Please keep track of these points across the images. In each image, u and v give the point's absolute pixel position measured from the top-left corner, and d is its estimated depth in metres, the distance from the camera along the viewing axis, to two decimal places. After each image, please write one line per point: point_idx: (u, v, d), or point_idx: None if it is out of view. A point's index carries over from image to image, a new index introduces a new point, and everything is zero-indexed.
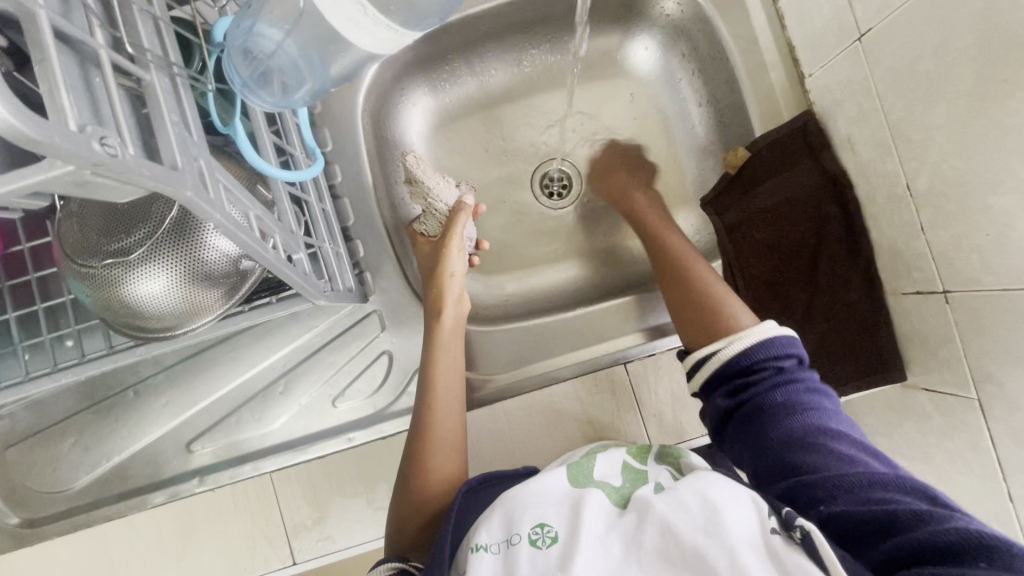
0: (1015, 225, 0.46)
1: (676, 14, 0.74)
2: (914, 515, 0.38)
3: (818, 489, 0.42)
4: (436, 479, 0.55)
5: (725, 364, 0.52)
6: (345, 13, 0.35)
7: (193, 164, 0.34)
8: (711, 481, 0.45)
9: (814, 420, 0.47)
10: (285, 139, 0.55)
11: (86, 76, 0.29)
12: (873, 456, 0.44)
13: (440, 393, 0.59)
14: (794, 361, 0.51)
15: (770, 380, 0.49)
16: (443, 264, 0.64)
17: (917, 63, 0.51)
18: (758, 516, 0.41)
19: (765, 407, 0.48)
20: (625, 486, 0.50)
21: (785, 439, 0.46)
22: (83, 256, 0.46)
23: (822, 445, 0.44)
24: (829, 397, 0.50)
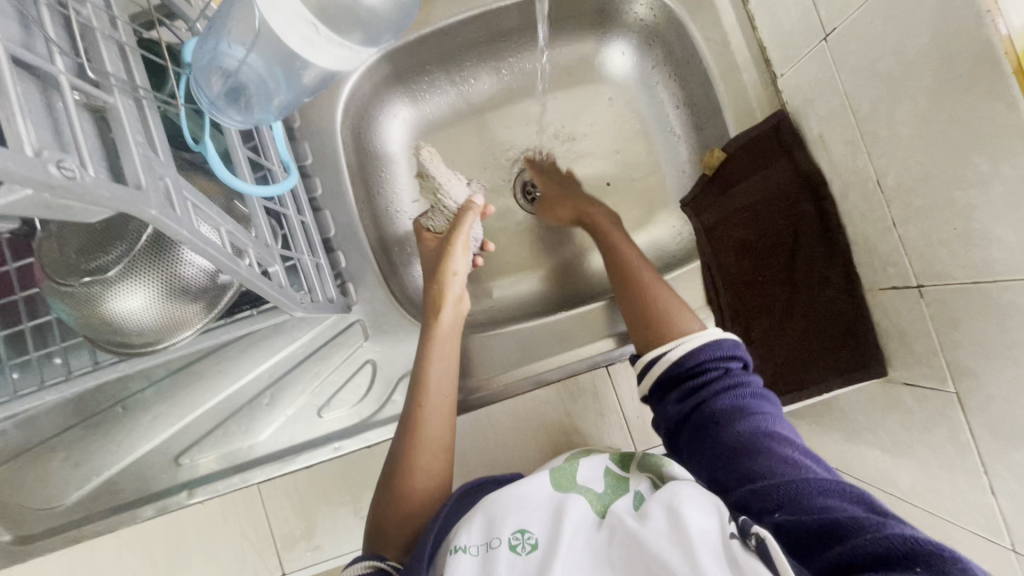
0: (980, 218, 0.46)
1: (649, 18, 0.75)
2: (850, 522, 0.40)
3: (763, 493, 0.44)
4: (419, 478, 0.55)
5: (671, 368, 0.55)
6: (300, 34, 0.37)
7: (159, 183, 0.35)
8: (679, 489, 0.45)
9: (760, 423, 0.49)
10: (262, 154, 0.56)
11: (49, 101, 0.30)
12: (813, 460, 0.47)
13: (432, 390, 0.59)
14: (739, 364, 0.54)
15: (717, 385, 0.52)
16: (445, 262, 0.65)
17: (879, 62, 0.51)
18: (719, 522, 0.42)
19: (714, 412, 0.51)
20: (607, 493, 0.50)
21: (732, 442, 0.49)
22: (62, 275, 0.47)
23: (766, 450, 0.47)
24: (776, 403, 0.53)
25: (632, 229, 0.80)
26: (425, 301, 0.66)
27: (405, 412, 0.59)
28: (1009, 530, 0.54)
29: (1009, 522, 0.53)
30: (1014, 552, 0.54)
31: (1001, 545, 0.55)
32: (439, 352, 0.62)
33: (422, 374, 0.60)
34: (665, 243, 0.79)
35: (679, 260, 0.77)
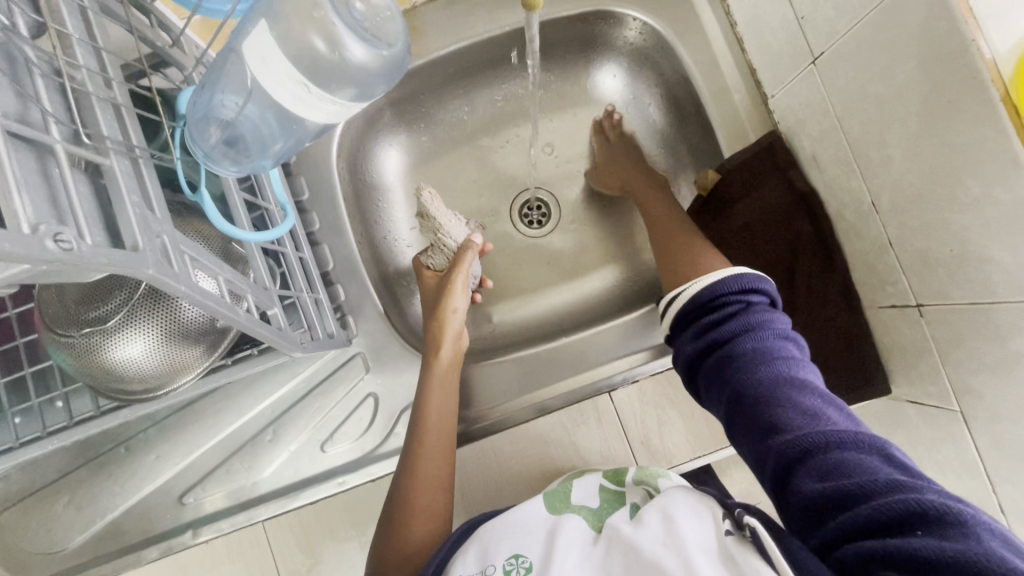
0: (976, 239, 0.46)
1: (638, 42, 0.75)
2: (865, 483, 0.38)
3: (778, 441, 0.43)
4: (419, 517, 0.55)
5: (692, 302, 0.54)
6: (291, 93, 0.36)
7: (155, 242, 0.35)
8: (672, 495, 0.47)
9: (780, 368, 0.47)
10: (260, 195, 0.56)
11: (45, 170, 0.31)
12: (837, 409, 0.44)
13: (432, 426, 0.59)
14: (761, 301, 0.52)
15: (738, 324, 0.50)
16: (445, 301, 0.66)
17: (868, 85, 0.52)
18: (715, 521, 0.44)
19: (733, 352, 0.49)
20: (603, 508, 0.52)
21: (749, 386, 0.46)
22: (62, 326, 0.47)
23: (785, 397, 0.44)
24: (801, 346, 0.50)
25: (629, 250, 0.81)
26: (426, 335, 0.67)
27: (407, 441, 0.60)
28: None
29: None
30: None
31: None
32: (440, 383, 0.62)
33: (423, 405, 0.60)
34: None
35: None
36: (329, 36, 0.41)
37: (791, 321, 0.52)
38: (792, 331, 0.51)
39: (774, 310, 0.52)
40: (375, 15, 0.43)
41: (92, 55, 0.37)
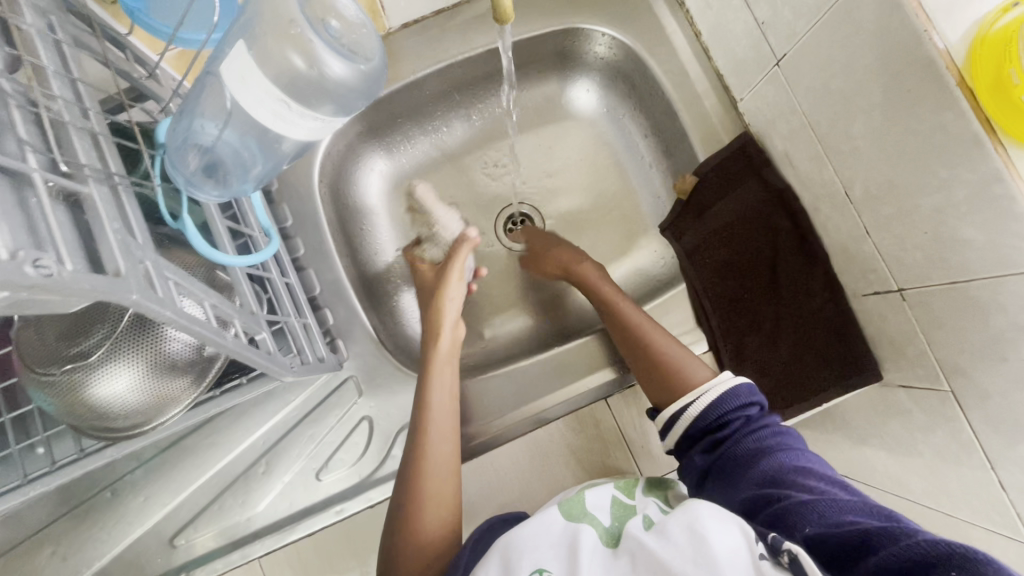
0: (948, 221, 0.47)
1: (608, 56, 0.78)
2: (886, 533, 0.42)
3: (797, 515, 0.47)
4: (430, 506, 0.54)
5: (694, 422, 0.59)
6: (269, 108, 0.37)
7: (138, 267, 0.35)
8: (693, 506, 0.48)
9: (782, 459, 0.53)
10: (242, 221, 0.56)
11: (22, 200, 0.30)
12: (841, 486, 0.49)
13: (437, 413, 0.59)
14: (757, 408, 0.58)
15: (740, 430, 0.56)
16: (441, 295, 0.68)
17: (831, 81, 0.53)
18: (746, 540, 0.45)
19: (740, 455, 0.55)
20: (615, 524, 0.53)
21: (758, 477, 0.52)
22: (42, 364, 0.46)
23: (791, 481, 0.50)
24: (799, 439, 0.56)
25: (614, 258, 0.82)
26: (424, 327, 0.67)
27: (410, 434, 0.59)
28: None
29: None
30: None
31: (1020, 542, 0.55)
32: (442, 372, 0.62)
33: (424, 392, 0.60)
34: (648, 268, 0.81)
35: (664, 284, 0.79)
36: (307, 52, 0.41)
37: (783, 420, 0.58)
38: (787, 430, 0.57)
39: (767, 412, 0.58)
40: (351, 32, 0.44)
41: (68, 86, 0.37)
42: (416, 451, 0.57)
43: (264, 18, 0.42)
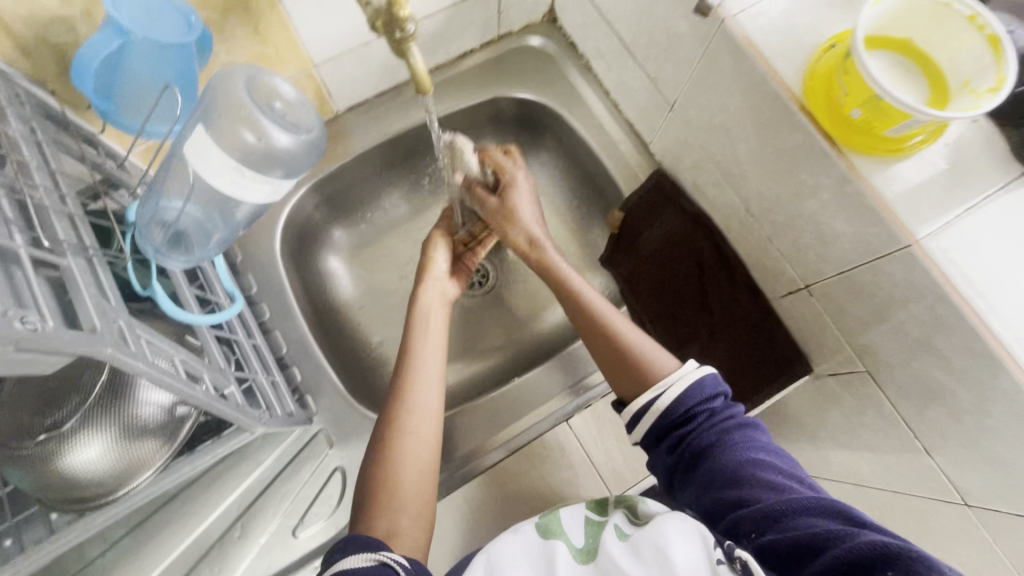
0: (825, 220, 0.56)
1: (535, 118, 0.88)
2: (832, 536, 0.44)
3: (756, 515, 0.48)
4: (408, 443, 0.54)
5: (661, 418, 0.57)
6: (227, 180, 0.44)
7: (113, 325, 0.39)
8: (660, 521, 0.49)
9: (744, 454, 0.53)
10: (209, 289, 0.61)
11: (8, 273, 0.34)
12: (797, 480, 0.51)
13: (420, 362, 0.61)
14: (721, 399, 0.57)
15: (704, 423, 0.56)
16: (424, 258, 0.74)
17: (713, 119, 0.63)
18: (704, 547, 0.46)
19: (704, 452, 0.54)
20: (588, 542, 0.54)
21: (721, 476, 0.52)
22: (15, 439, 0.50)
23: (752, 476, 0.51)
24: (759, 428, 0.57)
25: None
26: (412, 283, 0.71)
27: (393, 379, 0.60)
28: (956, 484, 0.58)
29: (953, 479, 0.58)
30: (968, 504, 0.58)
31: (956, 503, 0.59)
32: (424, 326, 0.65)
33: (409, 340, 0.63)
34: None
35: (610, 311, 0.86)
36: (256, 129, 0.49)
37: (744, 408, 0.58)
38: (747, 418, 0.57)
39: (730, 400, 0.58)
40: (293, 111, 0.51)
41: (48, 179, 0.44)
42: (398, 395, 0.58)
43: (220, 106, 0.49)
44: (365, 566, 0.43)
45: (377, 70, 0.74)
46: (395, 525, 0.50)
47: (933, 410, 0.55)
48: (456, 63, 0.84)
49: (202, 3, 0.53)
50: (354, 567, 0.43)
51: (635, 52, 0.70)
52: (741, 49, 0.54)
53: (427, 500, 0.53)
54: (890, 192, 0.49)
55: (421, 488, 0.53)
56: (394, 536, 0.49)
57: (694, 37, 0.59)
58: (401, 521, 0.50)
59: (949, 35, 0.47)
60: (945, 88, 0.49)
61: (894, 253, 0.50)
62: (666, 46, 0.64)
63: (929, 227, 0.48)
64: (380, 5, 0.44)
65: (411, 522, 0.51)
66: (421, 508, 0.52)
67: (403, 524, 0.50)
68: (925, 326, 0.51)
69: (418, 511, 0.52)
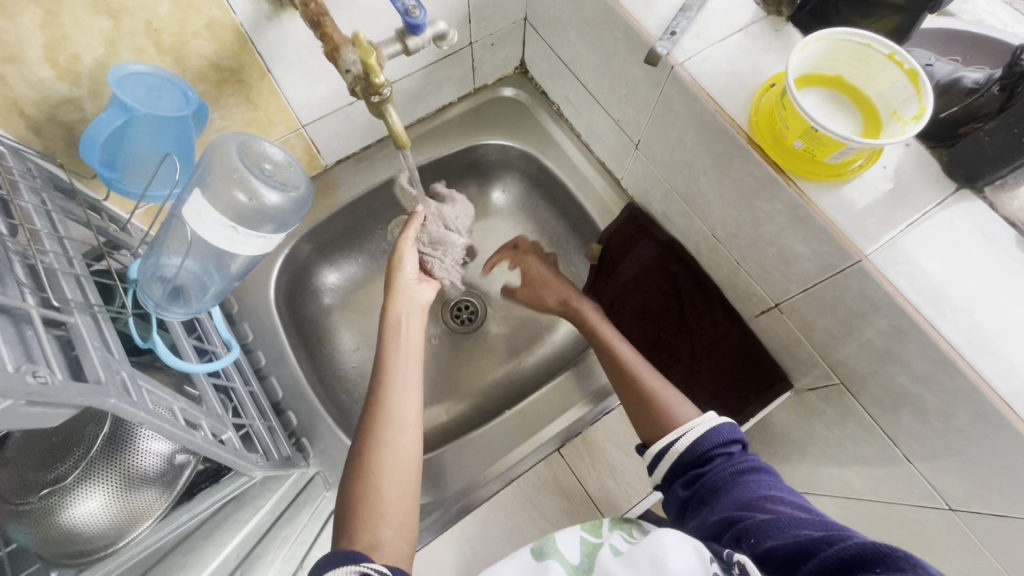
0: (783, 242, 0.60)
1: (514, 161, 0.94)
2: (826, 539, 0.44)
3: (757, 532, 0.48)
4: (386, 455, 0.56)
5: (681, 456, 0.59)
6: (223, 236, 0.47)
7: (116, 376, 0.42)
8: (658, 537, 0.49)
9: (755, 491, 0.53)
10: (206, 339, 0.65)
11: (21, 332, 0.37)
12: (805, 509, 0.50)
13: (397, 374, 0.61)
14: (740, 446, 0.58)
15: (720, 466, 0.56)
16: (393, 262, 0.71)
17: (674, 154, 0.68)
18: (701, 561, 0.46)
19: (716, 488, 0.55)
20: (584, 561, 0.54)
21: (730, 509, 0.53)
22: (19, 495, 0.52)
23: (761, 507, 0.51)
24: (774, 473, 0.56)
25: (551, 326, 0.93)
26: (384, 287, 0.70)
27: (371, 390, 0.61)
28: (937, 489, 0.59)
29: (934, 483, 0.59)
30: (951, 508, 0.59)
31: (940, 507, 0.61)
32: (394, 337, 0.64)
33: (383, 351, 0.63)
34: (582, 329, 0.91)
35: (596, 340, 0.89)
36: (249, 189, 0.53)
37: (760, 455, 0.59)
38: (764, 464, 0.58)
39: (747, 448, 0.59)
40: (282, 170, 0.56)
41: (57, 244, 0.47)
42: (377, 407, 0.59)
43: (214, 170, 0.53)
44: None
45: (362, 126, 0.80)
46: (376, 537, 0.52)
47: (905, 416, 0.58)
48: (436, 115, 0.90)
49: (198, 78, 0.58)
50: None
51: (599, 98, 0.76)
52: (690, 91, 0.59)
53: (408, 513, 0.55)
54: (839, 214, 0.53)
55: (401, 499, 0.55)
56: (376, 549, 0.51)
57: (649, 83, 0.64)
58: (382, 534, 0.52)
59: (874, 71, 0.52)
60: (877, 117, 0.54)
61: (847, 269, 0.54)
62: (626, 92, 0.70)
63: (875, 243, 0.52)
64: (357, 72, 0.49)
65: (395, 532, 0.53)
66: (404, 519, 0.54)
67: (385, 535, 0.52)
68: (885, 335, 0.54)
69: (400, 524, 0.53)
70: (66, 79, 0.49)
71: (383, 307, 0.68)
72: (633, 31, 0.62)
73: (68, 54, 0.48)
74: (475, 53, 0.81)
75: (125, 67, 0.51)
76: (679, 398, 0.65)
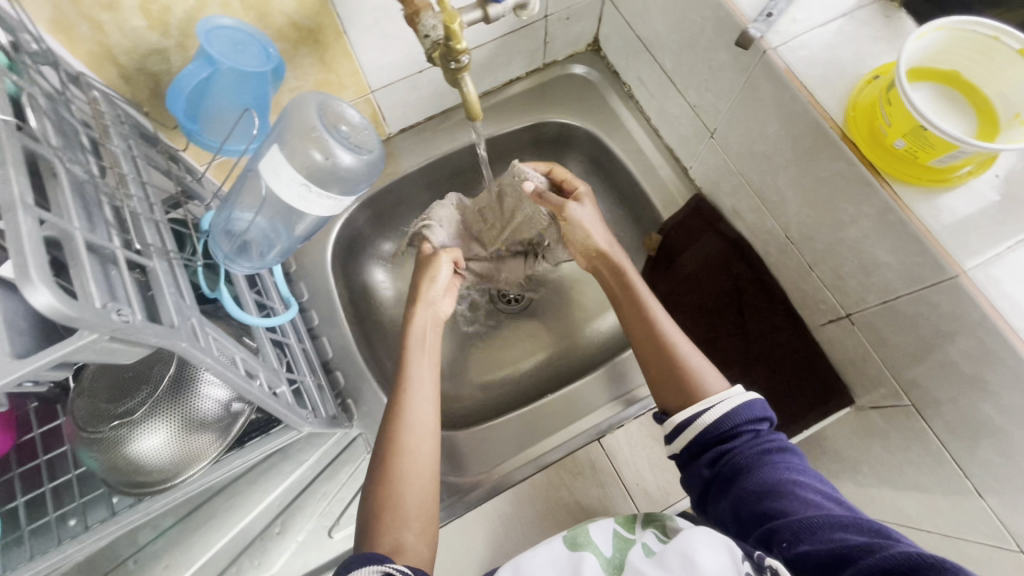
0: (866, 248, 0.55)
1: (577, 142, 0.91)
2: (866, 547, 0.41)
3: (791, 531, 0.45)
4: (408, 462, 0.56)
5: (705, 432, 0.54)
6: (295, 192, 0.48)
7: (187, 322, 0.43)
8: (689, 534, 0.48)
9: (784, 476, 0.50)
10: (265, 295, 0.67)
11: (107, 271, 0.39)
12: (837, 502, 0.48)
13: (416, 384, 0.62)
14: (767, 424, 0.55)
15: (747, 443, 0.53)
16: (426, 276, 0.72)
17: (753, 146, 0.64)
18: (732, 560, 0.44)
19: (744, 469, 0.51)
20: (616, 555, 0.53)
21: (757, 494, 0.50)
22: (92, 424, 0.55)
23: (791, 494, 0.48)
24: (798, 454, 0.54)
25: (598, 313, 0.91)
26: (405, 303, 0.71)
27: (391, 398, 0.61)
28: (1010, 531, 0.54)
29: (1007, 525, 0.54)
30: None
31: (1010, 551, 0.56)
32: (415, 351, 0.65)
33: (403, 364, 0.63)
34: None
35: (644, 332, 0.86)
36: (323, 148, 0.53)
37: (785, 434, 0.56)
38: (789, 443, 0.55)
39: (773, 424, 0.55)
40: (357, 133, 0.55)
41: (139, 189, 0.49)
42: (398, 413, 0.59)
43: (293, 128, 0.54)
44: None
45: (429, 96, 0.79)
46: (399, 540, 0.52)
47: (984, 448, 0.53)
48: (502, 89, 0.88)
49: (279, 35, 0.59)
50: None
51: (677, 81, 0.72)
52: (782, 80, 0.55)
53: (429, 516, 0.55)
54: (936, 224, 0.49)
55: (423, 503, 0.55)
56: (398, 553, 0.51)
57: (736, 68, 0.60)
58: (405, 538, 0.52)
59: (997, 67, 0.47)
60: (995, 118, 0.48)
61: (939, 284, 0.49)
62: (708, 76, 0.66)
63: (978, 258, 0.47)
64: (437, 38, 0.48)
65: (415, 537, 0.53)
66: (424, 524, 0.54)
67: (406, 539, 0.52)
68: (971, 358, 0.50)
69: (421, 528, 0.54)
70: (156, 29, 0.51)
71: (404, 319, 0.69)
72: (725, 11, 0.58)
73: (160, 5, 0.49)
74: (549, 27, 0.79)
75: (213, 19, 0.52)
76: (708, 368, 0.61)
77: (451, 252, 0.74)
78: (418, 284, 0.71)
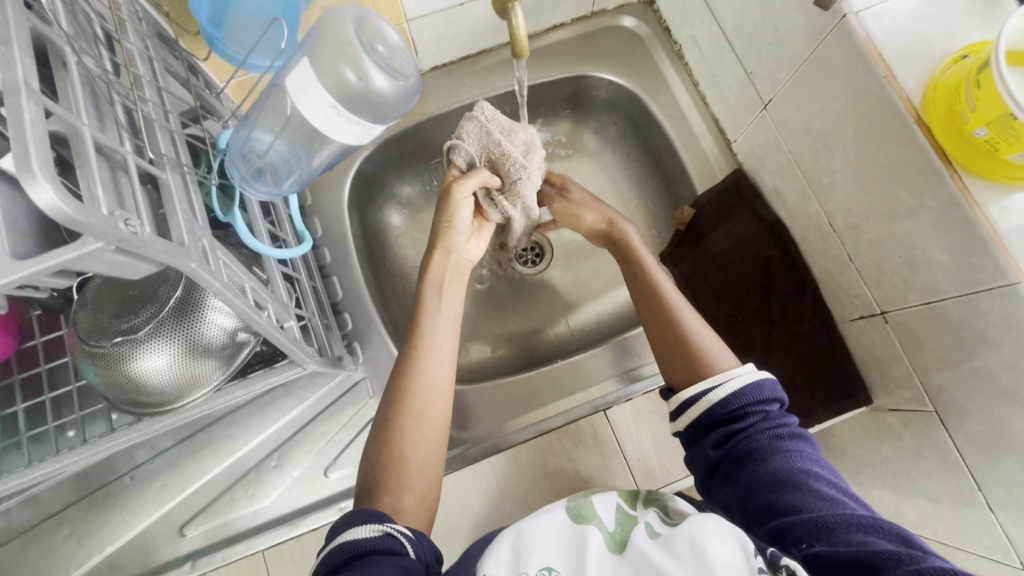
0: (918, 244, 0.52)
1: (615, 101, 0.86)
2: (891, 556, 0.40)
3: (807, 530, 0.44)
4: (415, 425, 0.55)
5: (711, 408, 0.53)
6: (323, 115, 0.45)
7: (198, 243, 0.40)
8: (697, 520, 0.46)
9: (797, 465, 0.49)
10: (279, 227, 0.64)
11: (115, 177, 0.36)
12: (849, 497, 0.47)
13: (432, 344, 0.60)
14: (778, 406, 0.53)
15: (758, 426, 0.51)
16: (448, 211, 0.65)
17: (810, 122, 0.60)
18: (745, 553, 0.43)
19: (755, 455, 0.50)
20: (618, 530, 0.52)
21: (769, 482, 0.48)
22: (96, 337, 0.53)
23: (805, 486, 0.47)
24: (809, 440, 0.52)
25: (616, 284, 0.89)
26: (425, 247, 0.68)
27: (404, 351, 0.59)
28: (1014, 547, 0.53)
29: (1014, 542, 0.53)
30: None
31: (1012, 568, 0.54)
32: (433, 305, 0.63)
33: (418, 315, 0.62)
34: None
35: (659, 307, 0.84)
36: (358, 68, 0.49)
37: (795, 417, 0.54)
38: (800, 429, 0.53)
39: (783, 406, 0.54)
40: (394, 56, 0.52)
41: (155, 94, 0.46)
42: (409, 373, 0.57)
43: (326, 43, 0.50)
44: (369, 538, 0.44)
45: (467, 34, 0.74)
46: (398, 503, 0.51)
47: (1006, 463, 0.51)
48: (545, 35, 0.83)
49: None
50: (361, 539, 0.44)
51: (734, 44, 0.67)
52: (858, 50, 0.50)
53: (431, 482, 0.54)
54: (1004, 224, 0.45)
55: (427, 469, 0.54)
56: (398, 515, 0.50)
57: (807, 32, 0.55)
58: (405, 500, 0.52)
59: None
60: None
61: (995, 290, 0.46)
62: (772, 41, 0.61)
63: None
64: None
65: (415, 500, 0.52)
66: (425, 489, 0.53)
67: (407, 502, 0.52)
68: (1011, 370, 0.47)
69: (423, 494, 0.53)
70: None
71: (422, 267, 0.66)
72: None
73: None
74: None
75: None
76: (717, 345, 0.59)
77: (477, 177, 0.65)
78: (441, 224, 0.66)
